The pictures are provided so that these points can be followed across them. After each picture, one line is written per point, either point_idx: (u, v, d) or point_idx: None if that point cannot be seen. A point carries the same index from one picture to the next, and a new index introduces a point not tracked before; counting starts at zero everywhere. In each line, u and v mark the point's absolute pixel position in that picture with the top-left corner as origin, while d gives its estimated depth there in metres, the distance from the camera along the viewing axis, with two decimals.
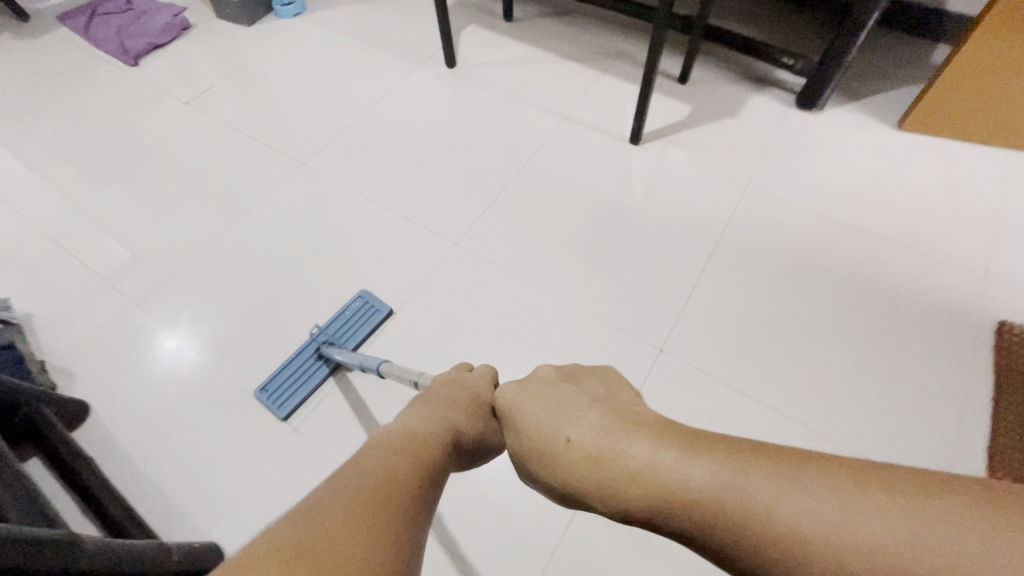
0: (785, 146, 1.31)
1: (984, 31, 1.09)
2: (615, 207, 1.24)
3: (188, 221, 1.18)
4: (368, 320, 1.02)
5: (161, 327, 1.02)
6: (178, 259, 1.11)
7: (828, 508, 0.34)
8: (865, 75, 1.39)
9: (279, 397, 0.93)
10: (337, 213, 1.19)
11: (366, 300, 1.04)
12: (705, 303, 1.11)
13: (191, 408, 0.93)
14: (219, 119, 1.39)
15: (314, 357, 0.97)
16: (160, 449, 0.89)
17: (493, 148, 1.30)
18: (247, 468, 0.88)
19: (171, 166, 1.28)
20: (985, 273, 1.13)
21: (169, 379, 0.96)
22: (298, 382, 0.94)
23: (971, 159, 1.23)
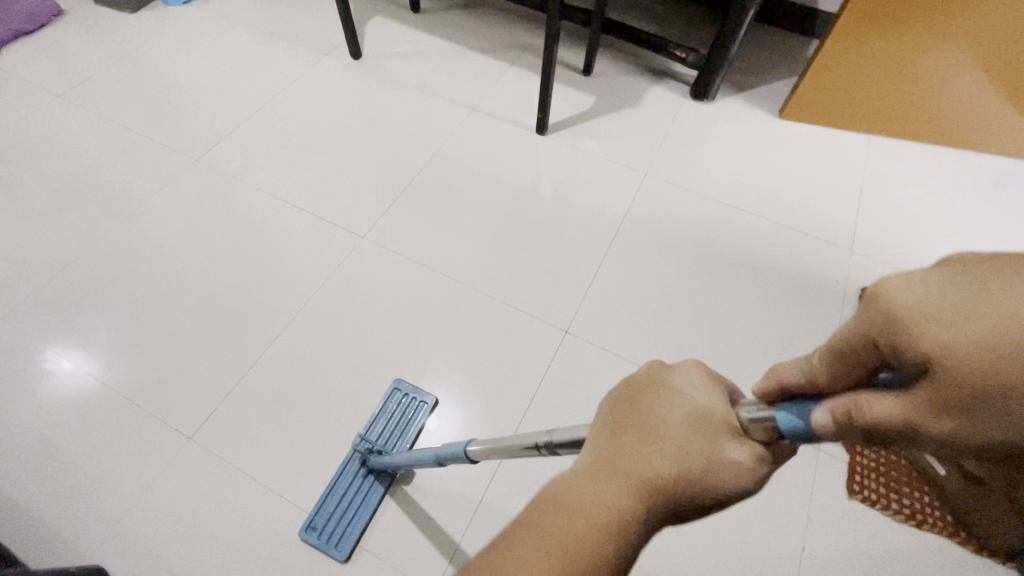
0: (681, 134, 1.38)
1: (844, 27, 1.22)
2: (520, 196, 1.26)
3: (109, 232, 1.23)
4: (408, 422, 0.96)
5: (60, 346, 1.08)
6: (81, 273, 1.17)
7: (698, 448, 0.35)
8: (752, 66, 1.50)
9: (331, 534, 0.88)
10: (254, 213, 1.25)
11: (409, 394, 0.99)
12: (605, 287, 1.12)
13: (90, 423, 0.99)
14: (121, 125, 1.42)
15: (362, 473, 0.93)
16: (61, 460, 0.96)
17: (398, 140, 1.35)
18: (146, 477, 0.94)
19: (73, 180, 1.31)
20: (864, 242, 1.20)
21: (70, 392, 1.03)
22: (347, 510, 0.89)
23: (841, 142, 1.37)
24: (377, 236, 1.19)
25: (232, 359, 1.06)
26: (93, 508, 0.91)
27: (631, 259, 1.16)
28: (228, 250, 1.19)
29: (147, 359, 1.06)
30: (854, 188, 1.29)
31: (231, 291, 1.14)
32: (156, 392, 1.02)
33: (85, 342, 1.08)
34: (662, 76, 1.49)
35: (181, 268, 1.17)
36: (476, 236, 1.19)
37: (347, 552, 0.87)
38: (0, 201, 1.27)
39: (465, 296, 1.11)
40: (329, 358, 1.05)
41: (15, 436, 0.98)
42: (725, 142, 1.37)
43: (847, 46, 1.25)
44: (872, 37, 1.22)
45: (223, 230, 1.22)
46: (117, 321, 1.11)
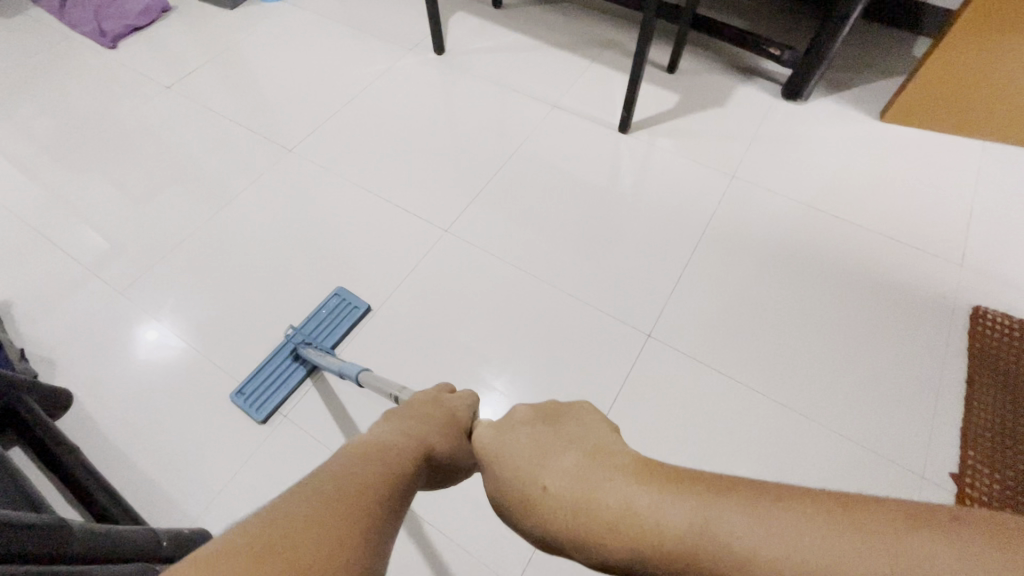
0: (769, 135, 1.32)
1: (966, 22, 1.13)
2: (599, 195, 1.24)
3: (208, 216, 1.31)
4: (343, 318, 1.09)
5: (164, 321, 1.15)
6: (184, 254, 1.25)
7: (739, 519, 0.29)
8: (851, 65, 1.41)
9: (256, 401, 1.03)
10: (340, 203, 1.29)
11: (343, 298, 1.12)
12: (688, 291, 1.09)
13: (190, 394, 1.06)
14: (221, 115, 1.50)
15: (291, 358, 1.07)
16: (165, 428, 1.03)
17: (477, 136, 1.37)
18: (240, 450, 1.00)
19: (177, 165, 1.40)
20: (977, 259, 1.11)
21: (173, 364, 1.10)
22: (276, 385, 1.04)
23: (949, 149, 1.27)
24: (457, 230, 1.21)
25: None
26: (194, 474, 0.98)
27: (715, 265, 1.12)
28: (316, 238, 1.24)
29: (242, 337, 1.12)
30: (965, 198, 1.19)
31: (318, 277, 1.19)
32: (251, 369, 1.08)
33: (187, 318, 1.16)
34: (751, 74, 1.43)
35: (272, 253, 1.23)
36: (556, 234, 1.19)
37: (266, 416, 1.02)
38: (114, 183, 1.38)
39: (543, 293, 1.11)
40: (411, 347, 1.07)
41: (125, 401, 1.06)
42: (819, 145, 1.30)
43: (968, 43, 1.16)
44: (996, 33, 1.12)
45: (312, 219, 1.28)
46: (215, 300, 1.18)
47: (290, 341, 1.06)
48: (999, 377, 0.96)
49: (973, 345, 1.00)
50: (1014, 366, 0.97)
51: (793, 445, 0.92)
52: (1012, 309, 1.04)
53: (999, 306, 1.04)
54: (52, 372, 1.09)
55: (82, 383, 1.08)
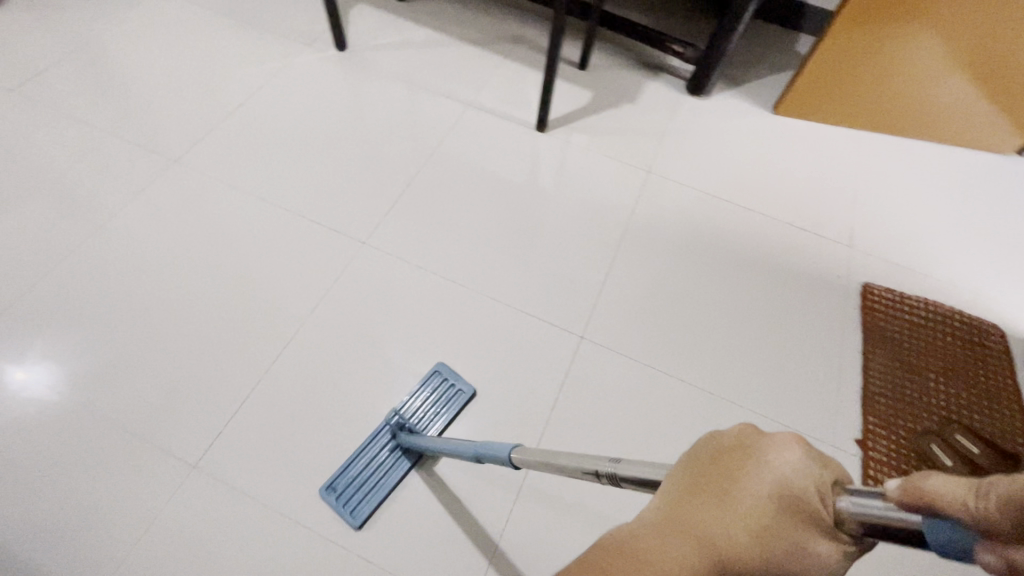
0: (679, 130, 1.37)
1: (841, 22, 1.23)
2: (523, 196, 1.22)
3: (82, 241, 1.13)
4: (450, 404, 0.96)
5: (27, 371, 0.98)
6: (47, 288, 1.07)
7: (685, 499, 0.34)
8: (746, 60, 1.50)
9: (349, 502, 0.89)
10: (244, 218, 1.17)
11: (447, 377, 0.99)
12: (616, 289, 1.11)
13: (72, 453, 0.91)
14: (83, 121, 1.30)
15: (391, 451, 0.93)
16: (41, 496, 0.88)
17: (391, 139, 1.29)
18: (142, 510, 0.88)
19: (30, 183, 1.20)
20: (865, 238, 1.22)
21: (43, 419, 0.94)
22: (371, 485, 0.90)
23: (833, 138, 1.39)
24: (379, 241, 1.14)
25: (233, 377, 0.99)
26: (91, 546, 0.84)
27: (642, 261, 1.15)
28: (219, 259, 1.12)
29: (135, 380, 0.98)
30: (851, 183, 1.31)
31: (224, 303, 1.07)
32: (150, 416, 0.95)
33: (59, 364, 0.99)
34: (658, 70, 1.47)
35: (167, 279, 1.09)
36: (483, 239, 1.16)
37: (361, 520, 0.88)
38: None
39: (476, 302, 1.08)
40: (339, 371, 1.00)
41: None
42: (724, 138, 1.37)
43: (842, 43, 1.26)
44: (869, 30, 1.23)
45: (211, 237, 1.14)
46: (99, 339, 1.02)
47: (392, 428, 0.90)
48: (887, 345, 1.07)
49: (865, 318, 1.10)
50: (900, 333, 1.08)
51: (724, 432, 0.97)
52: (894, 283, 1.15)
53: (885, 280, 1.16)
54: None
55: None
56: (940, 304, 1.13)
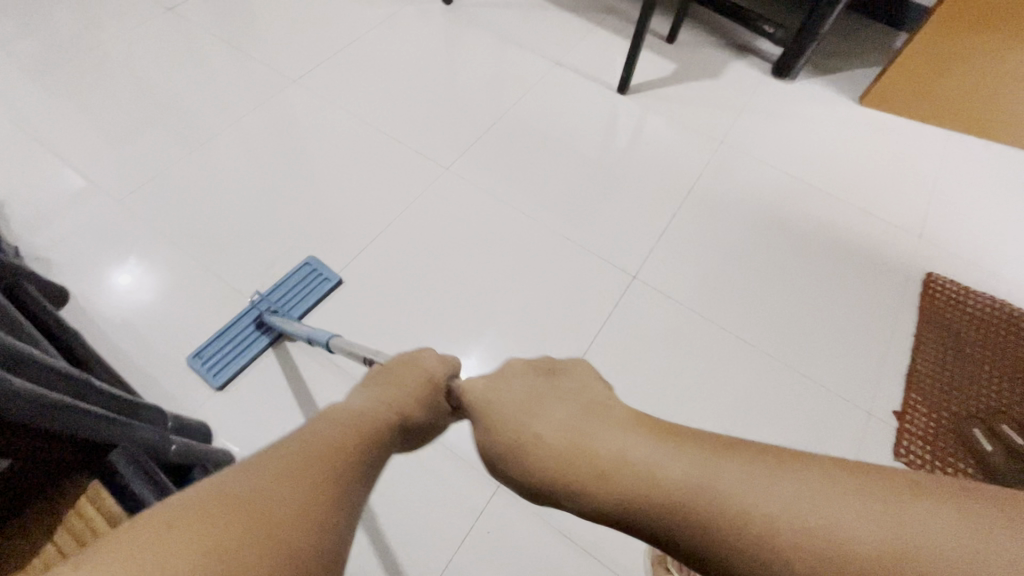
0: (757, 107, 1.40)
1: (940, 16, 1.23)
2: (596, 148, 1.30)
3: (213, 138, 1.31)
4: (314, 287, 1.08)
5: (156, 233, 1.15)
6: (178, 171, 1.24)
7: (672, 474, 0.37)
8: (837, 51, 1.50)
9: (213, 365, 0.99)
10: (345, 138, 1.32)
11: (315, 268, 1.10)
12: (673, 242, 1.16)
13: (184, 302, 1.07)
14: (221, 42, 1.50)
15: (253, 326, 1.03)
16: (155, 331, 1.03)
17: (481, 85, 1.40)
18: (234, 357, 1.01)
19: (174, 87, 1.39)
20: (936, 231, 1.21)
21: (164, 272, 1.10)
22: (236, 351, 1.00)
23: (917, 136, 1.37)
24: (459, 170, 1.25)
25: (322, 263, 1.13)
26: (193, 374, 0.99)
27: (702, 219, 1.20)
28: (321, 169, 1.26)
29: (241, 253, 1.14)
30: (930, 178, 1.29)
31: (320, 203, 1.21)
32: (251, 283, 1.10)
33: (182, 232, 1.16)
34: (744, 51, 1.50)
35: (276, 178, 1.25)
36: (555, 181, 1.24)
37: (222, 382, 0.98)
38: (112, 99, 1.36)
39: (540, 234, 1.17)
40: (411, 272, 1.12)
41: (125, 304, 1.06)
42: (802, 120, 1.38)
43: (939, 37, 1.26)
44: (970, 25, 1.22)
45: (316, 150, 1.29)
46: (217, 216, 1.18)
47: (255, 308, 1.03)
48: (942, 333, 1.07)
49: (923, 304, 1.10)
50: (957, 325, 1.07)
51: (756, 383, 1.01)
52: (960, 277, 1.14)
53: (951, 272, 1.15)
54: (46, 270, 1.08)
55: (78, 284, 1.07)
56: (1009, 304, 1.10)
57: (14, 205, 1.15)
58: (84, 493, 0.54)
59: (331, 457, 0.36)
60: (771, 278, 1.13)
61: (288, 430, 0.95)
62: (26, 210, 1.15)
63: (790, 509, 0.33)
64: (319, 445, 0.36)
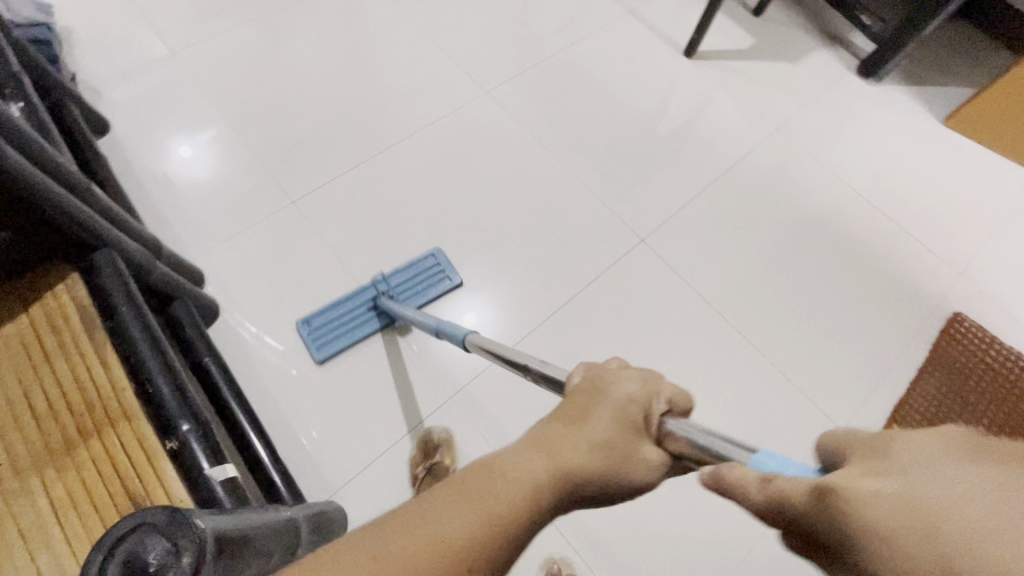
0: (830, 103, 1.30)
1: None
2: (646, 107, 1.25)
3: (274, 12, 1.31)
4: (432, 285, 1.01)
5: (201, 94, 1.19)
6: (233, 37, 1.26)
7: (578, 450, 0.32)
8: (938, 62, 1.37)
9: (319, 337, 0.96)
10: (395, 40, 1.29)
11: (439, 262, 1.03)
12: (696, 216, 1.13)
13: (212, 163, 1.12)
14: None
15: (370, 307, 0.99)
16: (182, 183, 1.09)
17: (548, 18, 1.36)
18: (245, 225, 1.06)
19: None
20: (980, 272, 1.12)
21: (200, 133, 1.15)
22: (341, 329, 0.97)
23: (997, 169, 1.25)
24: (500, 97, 1.23)
25: (344, 155, 1.14)
26: (204, 230, 1.05)
27: (731, 200, 1.15)
28: (366, 64, 1.26)
29: (274, 131, 1.16)
30: (993, 217, 1.19)
31: (359, 98, 1.22)
32: (276, 160, 1.13)
33: (224, 99, 1.19)
34: (834, 42, 1.38)
35: (320, 64, 1.25)
36: (593, 130, 1.21)
37: (324, 355, 0.95)
38: None
39: (562, 179, 1.14)
40: (423, 184, 1.12)
41: (168, 153, 1.12)
42: (875, 127, 1.28)
43: None
44: None
45: (365, 44, 1.28)
46: (260, 88, 1.21)
47: (375, 290, 0.98)
48: (948, 372, 1.02)
49: (937, 344, 1.04)
50: (967, 371, 1.02)
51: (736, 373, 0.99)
52: (990, 325, 1.06)
53: (979, 317, 1.07)
54: (98, 105, 1.15)
55: (124, 123, 1.13)
56: None
57: (82, 37, 1.21)
58: (60, 277, 0.58)
59: (518, 487, 0.29)
60: (783, 275, 1.09)
61: (274, 300, 1.00)
62: (91, 45, 1.20)
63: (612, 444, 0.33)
64: (476, 503, 0.28)
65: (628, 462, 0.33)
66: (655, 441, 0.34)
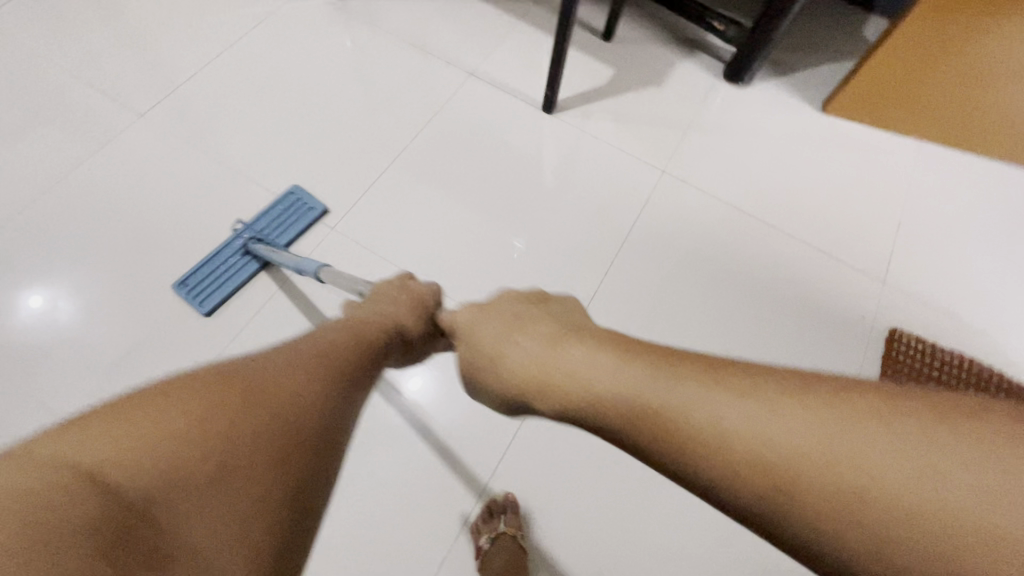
0: (709, 122, 1.19)
1: (913, 26, 1.04)
2: (519, 187, 1.09)
3: (20, 189, 1.00)
4: (299, 217, 1.02)
5: None
6: None
7: (968, 481, 0.29)
8: (799, 45, 1.29)
9: (200, 293, 0.94)
10: (204, 184, 1.05)
11: (298, 198, 1.04)
12: (607, 306, 0.99)
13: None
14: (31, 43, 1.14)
15: (240, 253, 0.97)
16: None
17: (383, 105, 1.16)
18: None
19: None
20: (902, 272, 1.06)
21: None
22: (218, 282, 0.95)
23: (885, 149, 1.20)
24: (349, 226, 1.03)
25: (174, 369, 0.90)
26: None
27: (642, 276, 1.02)
28: (173, 229, 1.00)
29: (66, 360, 0.89)
30: (897, 206, 1.13)
31: (175, 281, 0.96)
32: (77, 401, 0.87)
33: None
34: (694, 50, 1.28)
35: (110, 247, 0.97)
36: (469, 236, 1.04)
37: (210, 308, 0.93)
38: None
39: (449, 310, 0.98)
40: None
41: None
42: (761, 138, 1.19)
43: (908, 47, 1.08)
44: (944, 38, 1.04)
45: (164, 203, 1.02)
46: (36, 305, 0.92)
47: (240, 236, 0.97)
48: None
49: (886, 371, 0.97)
50: None
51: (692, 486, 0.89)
52: (927, 332, 1.00)
53: (914, 327, 1.01)
54: None
55: None
56: (978, 363, 0.98)
57: None
58: None
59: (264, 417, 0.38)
60: (715, 345, 0.98)
61: None
62: None
63: (968, 493, 0.28)
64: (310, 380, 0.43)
65: (978, 530, 0.28)
66: (957, 477, 0.29)
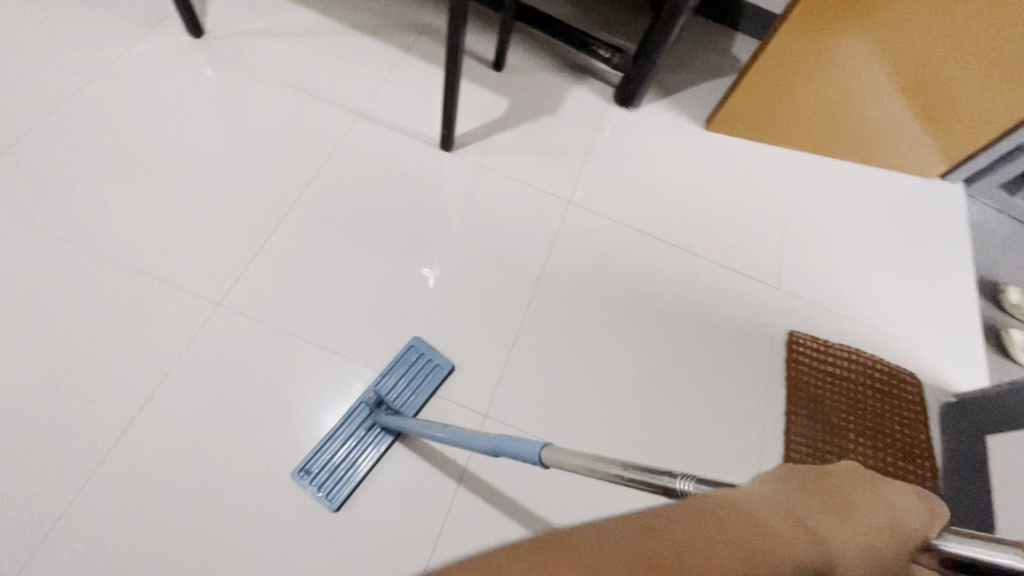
0: (606, 148, 1.22)
1: (775, 47, 1.14)
2: (426, 233, 1.05)
3: None
4: (429, 378, 0.91)
5: None
6: None
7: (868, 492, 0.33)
8: (679, 66, 1.36)
9: (325, 489, 0.82)
10: (49, 269, 0.90)
11: (424, 351, 0.93)
12: (530, 347, 0.98)
13: None
14: None
15: (366, 428, 0.86)
16: None
17: (265, 156, 1.06)
18: None
19: None
20: (792, 277, 1.14)
21: None
22: (346, 471, 0.83)
23: (764, 160, 1.30)
24: (239, 300, 0.93)
25: (37, 498, 0.76)
26: None
27: (560, 315, 1.02)
28: (17, 326, 0.85)
29: None
30: (781, 215, 1.22)
31: (27, 389, 0.82)
32: None
33: None
34: (584, 76, 1.30)
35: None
36: (376, 295, 0.98)
37: (338, 503, 0.82)
38: None
39: (365, 377, 0.91)
40: (179, 481, 0.80)
41: None
42: (655, 160, 1.23)
43: (773, 66, 1.17)
44: (801, 56, 1.14)
45: (2, 297, 0.86)
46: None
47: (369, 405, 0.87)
48: (810, 405, 1.02)
49: (790, 373, 1.04)
50: (822, 395, 1.03)
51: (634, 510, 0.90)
52: (819, 331, 1.10)
53: (810, 328, 1.09)
54: None
55: None
56: (864, 353, 1.09)
57: None
58: None
59: None
60: (639, 368, 1.00)
61: None
62: None
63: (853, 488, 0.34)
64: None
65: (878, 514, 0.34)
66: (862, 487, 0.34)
